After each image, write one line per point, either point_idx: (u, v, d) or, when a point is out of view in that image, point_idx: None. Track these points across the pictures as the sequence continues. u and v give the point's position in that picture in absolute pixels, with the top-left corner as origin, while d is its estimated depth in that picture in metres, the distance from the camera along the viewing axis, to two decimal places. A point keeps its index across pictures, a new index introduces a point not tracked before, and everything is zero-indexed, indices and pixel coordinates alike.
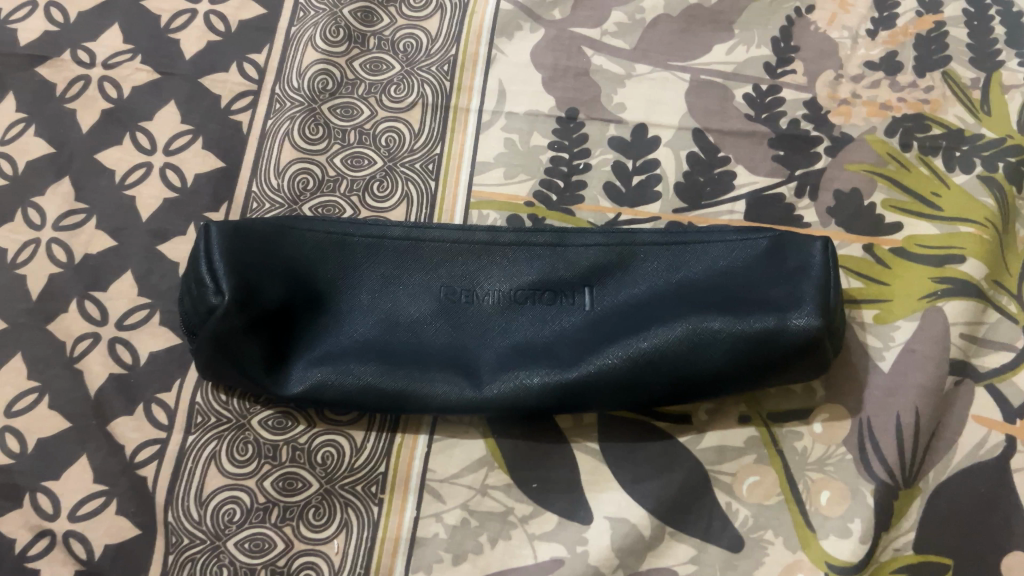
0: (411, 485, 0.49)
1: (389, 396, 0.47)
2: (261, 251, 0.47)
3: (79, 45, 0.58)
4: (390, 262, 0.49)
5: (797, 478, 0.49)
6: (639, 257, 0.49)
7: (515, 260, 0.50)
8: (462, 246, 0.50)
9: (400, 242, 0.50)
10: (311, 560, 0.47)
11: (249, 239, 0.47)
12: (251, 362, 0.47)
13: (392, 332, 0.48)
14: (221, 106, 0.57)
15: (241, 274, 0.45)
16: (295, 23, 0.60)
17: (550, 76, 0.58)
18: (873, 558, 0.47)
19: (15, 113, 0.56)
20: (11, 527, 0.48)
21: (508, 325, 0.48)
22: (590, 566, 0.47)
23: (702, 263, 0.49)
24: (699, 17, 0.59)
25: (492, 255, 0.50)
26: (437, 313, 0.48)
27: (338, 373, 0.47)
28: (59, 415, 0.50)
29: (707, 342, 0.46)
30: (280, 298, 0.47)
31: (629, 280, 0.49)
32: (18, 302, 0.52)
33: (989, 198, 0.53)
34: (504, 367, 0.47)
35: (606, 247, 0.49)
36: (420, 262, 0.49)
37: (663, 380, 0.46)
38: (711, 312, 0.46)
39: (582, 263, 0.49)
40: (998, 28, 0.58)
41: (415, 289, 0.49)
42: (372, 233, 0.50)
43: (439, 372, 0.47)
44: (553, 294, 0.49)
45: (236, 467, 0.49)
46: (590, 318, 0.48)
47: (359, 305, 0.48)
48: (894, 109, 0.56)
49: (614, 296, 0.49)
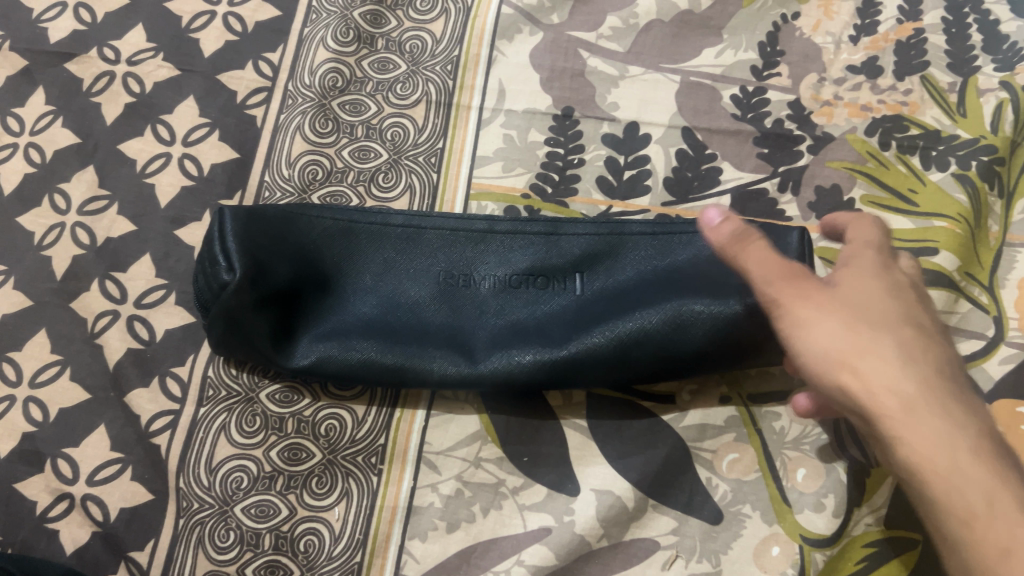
0: (408, 456, 0.52)
1: (389, 370, 0.50)
2: (269, 234, 0.50)
3: (105, 43, 0.62)
4: (392, 248, 0.52)
5: (774, 456, 0.51)
6: (629, 245, 0.52)
7: (509, 246, 0.52)
8: (462, 234, 0.52)
9: (402, 229, 0.52)
10: (313, 526, 0.50)
11: (260, 222, 0.50)
12: (260, 336, 0.50)
13: (393, 312, 0.51)
14: (237, 101, 0.60)
15: (252, 254, 0.48)
16: (309, 24, 0.63)
17: (548, 76, 0.61)
18: (844, 531, 0.49)
19: (45, 105, 0.60)
20: (33, 490, 0.51)
21: (503, 306, 0.51)
22: (576, 534, 0.50)
23: (687, 253, 0.51)
24: (690, 23, 0.62)
25: (488, 243, 0.52)
26: (435, 295, 0.51)
27: (340, 349, 0.50)
28: (79, 387, 0.53)
29: (687, 323, 0.48)
30: (288, 277, 0.50)
31: (617, 267, 0.52)
32: (43, 281, 0.55)
33: (962, 194, 0.56)
34: (497, 346, 0.50)
35: (597, 237, 0.52)
36: (420, 248, 0.52)
37: (646, 360, 0.49)
38: (693, 296, 0.49)
39: (574, 250, 0.52)
40: (975, 36, 0.60)
41: (415, 272, 0.51)
42: (376, 220, 0.52)
43: (436, 349, 0.50)
44: (545, 278, 0.51)
45: (244, 438, 0.52)
46: (580, 301, 0.51)
47: (361, 287, 0.51)
48: (874, 110, 0.59)
49: (603, 281, 0.51)
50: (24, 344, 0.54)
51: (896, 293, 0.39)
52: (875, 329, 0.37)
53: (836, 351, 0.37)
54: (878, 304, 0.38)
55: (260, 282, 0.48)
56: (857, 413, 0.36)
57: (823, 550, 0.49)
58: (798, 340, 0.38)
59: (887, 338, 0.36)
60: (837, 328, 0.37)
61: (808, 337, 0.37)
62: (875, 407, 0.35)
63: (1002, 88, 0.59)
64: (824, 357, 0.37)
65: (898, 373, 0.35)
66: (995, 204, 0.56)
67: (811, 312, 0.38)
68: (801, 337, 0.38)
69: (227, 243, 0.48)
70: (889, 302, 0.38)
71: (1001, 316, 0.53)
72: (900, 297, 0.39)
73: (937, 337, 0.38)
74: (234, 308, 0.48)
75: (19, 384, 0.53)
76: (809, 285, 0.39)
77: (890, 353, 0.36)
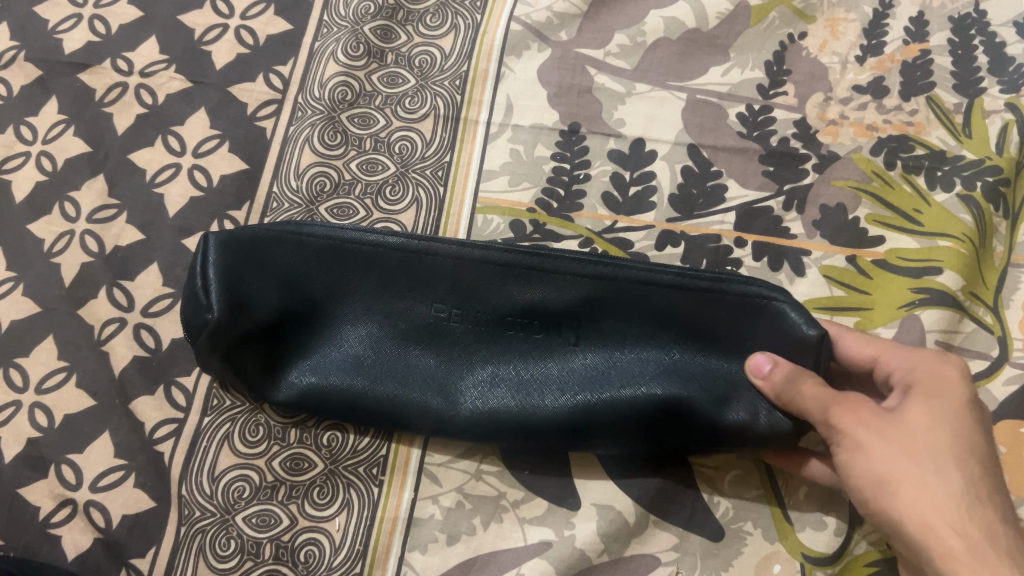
0: (409, 467, 0.52)
1: (376, 413, 0.49)
2: (260, 267, 0.48)
3: (118, 54, 0.63)
4: (382, 284, 0.49)
5: (777, 473, 0.51)
6: (631, 296, 0.47)
7: (507, 284, 0.48)
8: (460, 266, 0.48)
9: (394, 263, 0.49)
10: (314, 537, 0.50)
11: (247, 250, 0.48)
12: (251, 367, 0.50)
13: (382, 353, 0.49)
14: (247, 113, 0.61)
15: (234, 289, 0.48)
16: (319, 39, 0.64)
17: (555, 93, 0.62)
18: (845, 550, 0.49)
19: (57, 114, 0.61)
20: (36, 495, 0.51)
21: (492, 353, 0.49)
22: (576, 549, 0.50)
23: (695, 321, 0.46)
24: (698, 41, 0.63)
25: (487, 279, 0.48)
26: (425, 336, 0.49)
27: (326, 393, 0.49)
28: (85, 394, 0.54)
29: (676, 411, 0.46)
30: (273, 315, 0.48)
31: (614, 323, 0.47)
32: (52, 288, 0.56)
33: (967, 215, 0.56)
34: (478, 402, 0.48)
35: (597, 285, 0.47)
36: (410, 287, 0.49)
37: (634, 432, 0.47)
38: (687, 386, 0.46)
39: (571, 298, 0.48)
40: (982, 58, 0.61)
41: (407, 308, 0.49)
42: (370, 248, 0.49)
43: (419, 401, 0.49)
44: (539, 325, 0.48)
45: (247, 447, 0.52)
46: (571, 357, 0.48)
47: (350, 329, 0.49)
48: (880, 130, 0.59)
49: (600, 334, 0.48)
50: (31, 349, 0.55)
51: (965, 421, 0.40)
52: (937, 463, 0.38)
53: (894, 480, 0.38)
54: (943, 435, 0.39)
55: (242, 318, 0.48)
56: (909, 543, 0.38)
57: (823, 568, 0.49)
58: (856, 465, 0.40)
59: (950, 474, 0.38)
60: (898, 456, 0.39)
61: (861, 462, 0.39)
62: (936, 543, 0.37)
63: (1007, 110, 0.59)
64: (879, 483, 0.39)
65: (961, 512, 0.37)
66: (1000, 224, 0.56)
67: (872, 437, 0.39)
68: (856, 461, 0.40)
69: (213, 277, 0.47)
70: (954, 431, 0.39)
71: (1005, 336, 0.53)
72: (970, 422, 0.40)
73: (996, 468, 0.39)
74: (219, 340, 0.48)
75: (26, 390, 0.54)
76: (867, 410, 0.40)
77: (955, 486, 0.38)
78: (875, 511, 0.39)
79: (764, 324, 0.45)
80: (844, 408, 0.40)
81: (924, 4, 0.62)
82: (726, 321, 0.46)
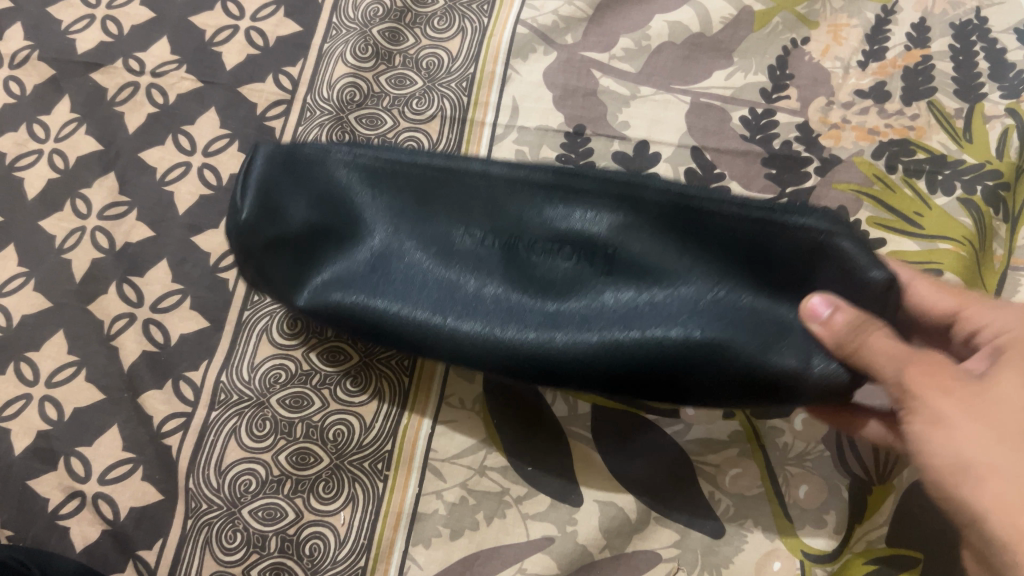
0: (414, 462, 0.52)
1: (385, 335, 0.45)
2: (302, 182, 0.47)
3: (130, 54, 0.64)
4: (410, 204, 0.45)
5: (778, 472, 0.52)
6: (677, 217, 0.41)
7: (540, 203, 0.44)
8: (491, 183, 0.44)
9: (423, 180, 0.45)
10: (319, 530, 0.51)
11: (295, 164, 0.48)
12: (281, 279, 0.48)
13: (397, 274, 0.45)
14: (257, 113, 0.62)
15: (269, 197, 0.48)
16: (328, 40, 0.65)
17: (561, 95, 0.62)
18: (844, 548, 0.50)
19: (70, 113, 0.62)
20: (45, 488, 0.52)
21: (515, 280, 0.44)
22: (578, 544, 0.50)
23: (747, 252, 0.41)
24: (701, 45, 0.63)
25: (518, 198, 0.44)
26: (446, 259, 0.44)
27: (339, 314, 0.46)
28: (94, 388, 0.54)
29: (711, 353, 0.40)
30: (304, 228, 0.47)
31: (658, 252, 0.42)
32: (62, 284, 0.57)
33: (968, 218, 0.57)
34: (491, 332, 0.43)
35: (637, 207, 0.42)
36: (437, 208, 0.45)
37: (664, 374, 0.41)
38: (727, 326, 0.40)
39: (609, 224, 0.43)
40: (982, 64, 0.61)
41: (430, 230, 0.45)
42: (402, 164, 0.46)
43: (429, 323, 0.44)
44: (570, 251, 0.43)
45: (254, 441, 0.53)
46: (603, 290, 0.43)
47: (370, 252, 0.46)
48: (882, 134, 0.60)
49: (640, 264, 0.42)
50: (42, 344, 0.55)
51: None
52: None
53: (976, 463, 0.36)
54: None
55: (275, 224, 0.47)
56: (986, 531, 0.36)
57: (823, 566, 0.49)
58: (934, 441, 0.37)
59: None
60: (987, 442, 0.36)
61: (942, 440, 0.37)
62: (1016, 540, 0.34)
63: (1008, 115, 0.59)
64: (958, 465, 0.37)
65: None
66: (999, 227, 0.57)
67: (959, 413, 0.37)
68: (933, 437, 0.37)
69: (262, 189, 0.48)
70: None
71: None
72: None
73: None
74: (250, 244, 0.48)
75: (36, 384, 0.54)
76: (952, 382, 0.37)
77: None
78: (948, 495, 0.37)
79: (825, 264, 0.40)
80: (928, 376, 0.38)
81: (926, 10, 0.63)
82: (787, 259, 0.40)
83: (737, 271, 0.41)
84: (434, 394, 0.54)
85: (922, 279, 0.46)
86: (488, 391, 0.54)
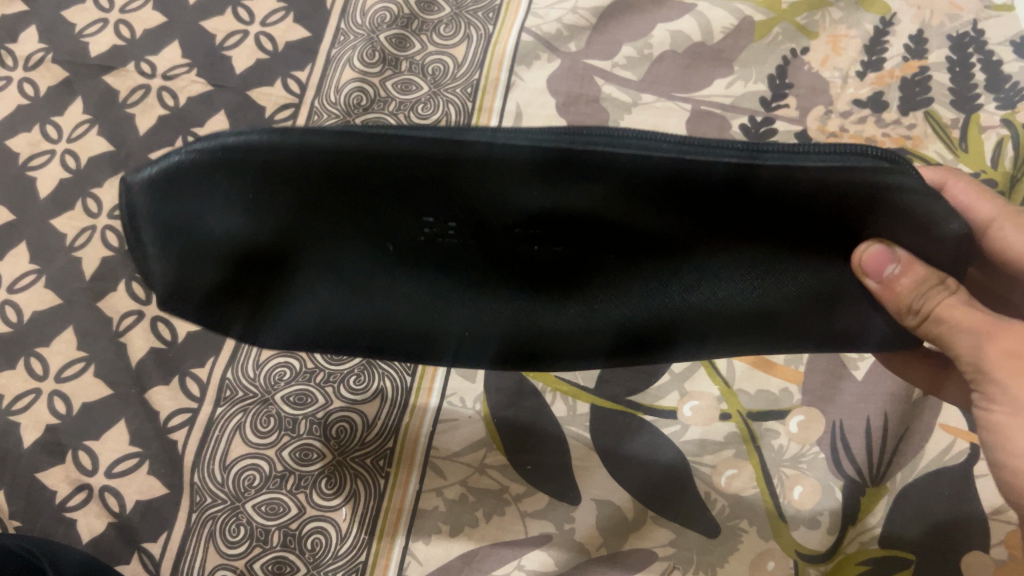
0: (415, 459, 0.53)
1: (391, 314, 0.38)
2: (191, 199, 0.31)
3: (142, 58, 0.65)
4: (349, 201, 0.30)
5: (773, 473, 0.52)
6: (736, 197, 0.28)
7: (532, 184, 0.29)
8: (449, 163, 0.28)
9: (359, 177, 0.29)
10: (320, 525, 0.52)
11: (175, 187, 0.30)
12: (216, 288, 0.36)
13: (375, 264, 0.35)
14: (266, 116, 0.63)
15: (176, 227, 0.32)
16: (336, 46, 0.66)
17: (564, 102, 0.64)
18: (838, 548, 0.50)
19: (82, 114, 0.63)
20: (53, 480, 0.53)
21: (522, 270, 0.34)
22: (575, 541, 0.51)
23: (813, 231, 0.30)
24: (702, 54, 0.65)
25: (493, 182, 0.29)
26: (424, 248, 0.33)
27: (319, 318, 0.39)
28: (102, 383, 0.55)
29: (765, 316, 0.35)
30: (229, 250, 0.33)
31: (686, 232, 0.31)
32: (73, 282, 0.58)
33: None
34: (505, 318, 0.38)
35: (668, 193, 0.28)
36: (388, 202, 0.30)
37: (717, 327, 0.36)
38: (781, 301, 0.34)
39: (621, 199, 0.29)
40: (979, 75, 0.62)
41: (385, 218, 0.31)
42: (318, 158, 0.28)
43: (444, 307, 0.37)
44: (578, 234, 0.32)
45: (258, 437, 0.54)
46: (629, 275, 0.34)
47: (325, 257, 0.34)
48: (879, 143, 0.60)
49: (666, 246, 0.32)
50: (52, 339, 0.56)
51: None
52: None
53: None
54: None
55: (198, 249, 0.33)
56: None
57: (816, 566, 0.50)
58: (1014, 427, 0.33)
59: None
60: None
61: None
62: None
63: (1002, 126, 0.60)
64: None
65: None
66: None
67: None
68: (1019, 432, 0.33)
69: (154, 231, 0.32)
70: None
71: None
72: None
73: None
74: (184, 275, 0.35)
75: (45, 378, 0.56)
76: None
77: None
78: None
79: (884, 212, 0.28)
80: (1013, 362, 0.32)
81: (924, 22, 0.64)
82: (841, 214, 0.29)
83: (780, 238, 0.30)
84: (436, 393, 0.55)
85: (1012, 219, 0.38)
86: (488, 391, 0.55)
